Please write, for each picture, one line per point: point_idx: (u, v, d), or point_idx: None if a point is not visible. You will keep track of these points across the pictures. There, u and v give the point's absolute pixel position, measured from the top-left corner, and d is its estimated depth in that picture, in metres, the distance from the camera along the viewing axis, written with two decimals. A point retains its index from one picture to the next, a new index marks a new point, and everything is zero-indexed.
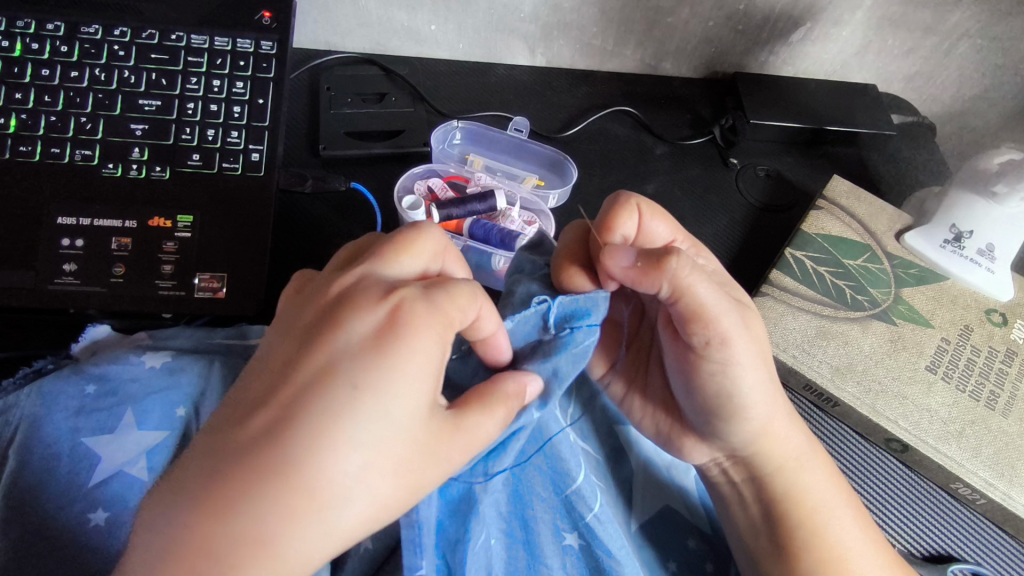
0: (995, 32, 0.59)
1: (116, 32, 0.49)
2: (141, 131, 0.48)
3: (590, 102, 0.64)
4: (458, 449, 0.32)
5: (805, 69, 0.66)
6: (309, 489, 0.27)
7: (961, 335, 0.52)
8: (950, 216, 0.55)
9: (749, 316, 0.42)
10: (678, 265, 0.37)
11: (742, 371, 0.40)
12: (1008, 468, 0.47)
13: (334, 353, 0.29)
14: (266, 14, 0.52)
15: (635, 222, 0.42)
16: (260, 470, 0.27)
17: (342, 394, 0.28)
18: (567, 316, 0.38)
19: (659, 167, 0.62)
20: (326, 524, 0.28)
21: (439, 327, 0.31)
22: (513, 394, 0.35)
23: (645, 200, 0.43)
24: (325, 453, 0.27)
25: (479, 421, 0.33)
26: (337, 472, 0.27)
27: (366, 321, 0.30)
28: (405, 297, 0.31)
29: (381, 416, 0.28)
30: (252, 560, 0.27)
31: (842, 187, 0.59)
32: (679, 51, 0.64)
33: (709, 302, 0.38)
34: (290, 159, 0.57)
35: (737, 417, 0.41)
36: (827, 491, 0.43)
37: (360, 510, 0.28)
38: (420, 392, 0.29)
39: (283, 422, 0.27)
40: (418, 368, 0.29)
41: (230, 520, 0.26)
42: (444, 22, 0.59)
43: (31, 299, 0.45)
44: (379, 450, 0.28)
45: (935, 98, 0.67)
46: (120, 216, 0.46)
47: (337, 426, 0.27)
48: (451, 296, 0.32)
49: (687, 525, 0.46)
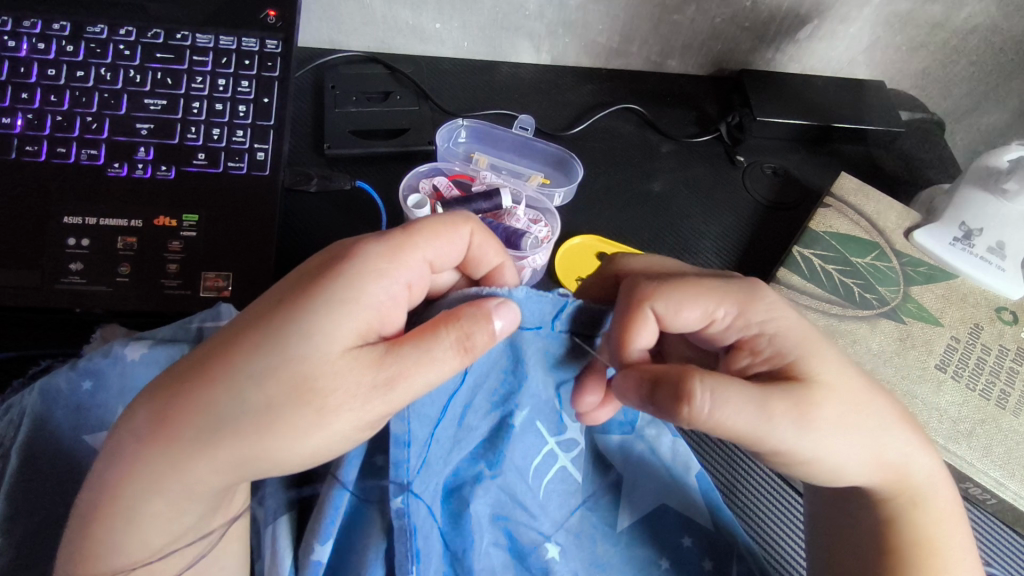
0: (1002, 29, 0.59)
1: (122, 32, 0.49)
2: (147, 130, 0.48)
3: (594, 99, 0.64)
4: (382, 378, 0.33)
5: (813, 65, 0.65)
6: (211, 381, 0.32)
7: (971, 333, 0.52)
8: (959, 214, 0.55)
9: (804, 398, 0.36)
10: (700, 405, 0.35)
11: (823, 454, 0.37)
12: (1019, 468, 0.47)
13: (295, 276, 0.36)
14: (272, 13, 0.51)
15: (649, 326, 0.40)
16: (193, 358, 0.33)
17: (275, 303, 0.34)
18: (568, 323, 0.40)
19: (665, 165, 0.61)
20: (219, 421, 0.31)
21: (375, 261, 0.35)
22: (465, 316, 0.34)
23: (655, 301, 0.40)
24: (236, 351, 0.32)
25: (413, 351, 0.33)
26: (235, 370, 0.32)
27: (318, 260, 0.36)
28: (357, 239, 0.37)
29: (289, 326, 0.32)
30: (157, 432, 0.32)
31: (850, 184, 0.58)
32: (685, 48, 0.63)
33: (749, 428, 0.36)
34: (293, 158, 0.56)
35: (841, 478, 0.39)
36: (953, 508, 0.41)
37: (254, 416, 0.31)
38: (336, 316, 0.33)
39: (229, 323, 0.34)
40: (339, 294, 0.33)
41: (155, 397, 0.32)
42: (449, 20, 0.59)
43: (38, 298, 0.45)
44: (278, 359, 0.32)
45: (944, 96, 0.66)
46: (126, 216, 0.46)
47: (254, 329, 0.32)
48: (411, 235, 0.37)
49: (686, 523, 0.45)
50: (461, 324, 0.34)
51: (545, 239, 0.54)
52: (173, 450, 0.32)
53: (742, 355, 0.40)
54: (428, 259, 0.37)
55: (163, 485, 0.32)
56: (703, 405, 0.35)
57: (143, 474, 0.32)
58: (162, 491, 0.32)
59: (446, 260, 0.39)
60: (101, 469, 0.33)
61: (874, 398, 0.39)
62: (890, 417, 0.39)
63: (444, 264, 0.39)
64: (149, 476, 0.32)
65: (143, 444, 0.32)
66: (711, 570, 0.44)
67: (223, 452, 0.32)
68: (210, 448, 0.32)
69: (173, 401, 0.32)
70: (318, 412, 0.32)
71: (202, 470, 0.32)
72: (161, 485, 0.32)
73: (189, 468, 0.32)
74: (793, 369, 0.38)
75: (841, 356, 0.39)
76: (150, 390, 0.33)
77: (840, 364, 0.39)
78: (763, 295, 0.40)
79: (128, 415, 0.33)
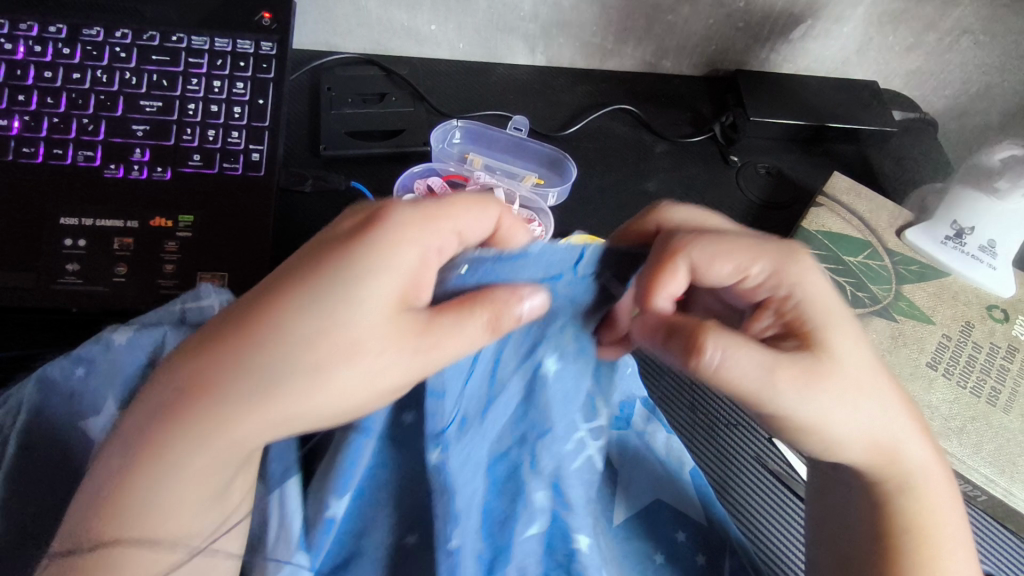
0: (994, 28, 0.59)
1: (118, 34, 0.49)
2: (143, 131, 0.48)
3: (589, 100, 0.64)
4: (424, 347, 0.33)
5: (807, 65, 0.65)
6: (259, 345, 0.33)
7: (962, 331, 0.52)
8: (951, 212, 0.55)
9: (812, 365, 0.37)
10: (709, 358, 0.36)
11: (824, 423, 0.38)
12: (1008, 464, 0.47)
13: (325, 238, 0.36)
14: (266, 14, 0.52)
15: (680, 278, 0.39)
16: (232, 322, 0.33)
17: (313, 266, 0.34)
18: (591, 266, 0.36)
19: (659, 165, 0.62)
20: (266, 384, 0.33)
21: (412, 227, 0.34)
22: (503, 298, 0.33)
23: (690, 251, 0.39)
24: (281, 317, 0.33)
25: (453, 321, 0.33)
26: (284, 334, 0.33)
27: (351, 221, 0.36)
28: (391, 203, 0.36)
29: (335, 292, 0.33)
30: (201, 396, 0.33)
31: (842, 183, 0.58)
32: (679, 48, 0.64)
33: (756, 387, 0.37)
34: (289, 158, 0.57)
35: (835, 450, 0.39)
36: (944, 499, 0.41)
37: (300, 380, 0.33)
38: (378, 282, 0.33)
39: (265, 286, 0.34)
40: (379, 261, 0.33)
41: (196, 360, 0.33)
42: (444, 21, 0.60)
43: (34, 298, 0.45)
44: (324, 324, 0.33)
45: (937, 96, 0.67)
46: (122, 217, 0.47)
47: (297, 295, 0.33)
48: (447, 204, 0.36)
49: (677, 517, 0.45)
50: (497, 302, 0.33)
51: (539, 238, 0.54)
52: (218, 412, 0.33)
53: (766, 314, 0.40)
54: (462, 233, 0.36)
55: (209, 444, 0.33)
56: (715, 360, 0.36)
57: (184, 434, 0.33)
58: (203, 452, 0.33)
59: (476, 236, 0.37)
60: (133, 423, 0.34)
61: (881, 382, 0.39)
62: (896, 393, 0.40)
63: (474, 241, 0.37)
64: (189, 437, 0.33)
65: (184, 407, 0.33)
66: (702, 566, 0.44)
67: (276, 410, 0.33)
68: (257, 409, 0.33)
69: (216, 365, 0.33)
70: (363, 374, 0.33)
71: (246, 429, 0.33)
72: (201, 446, 0.33)
73: (235, 430, 0.33)
74: (808, 336, 0.38)
75: (857, 334, 0.39)
76: (189, 351, 0.34)
77: (855, 341, 0.39)
78: (800, 259, 0.40)
79: (169, 374, 0.34)
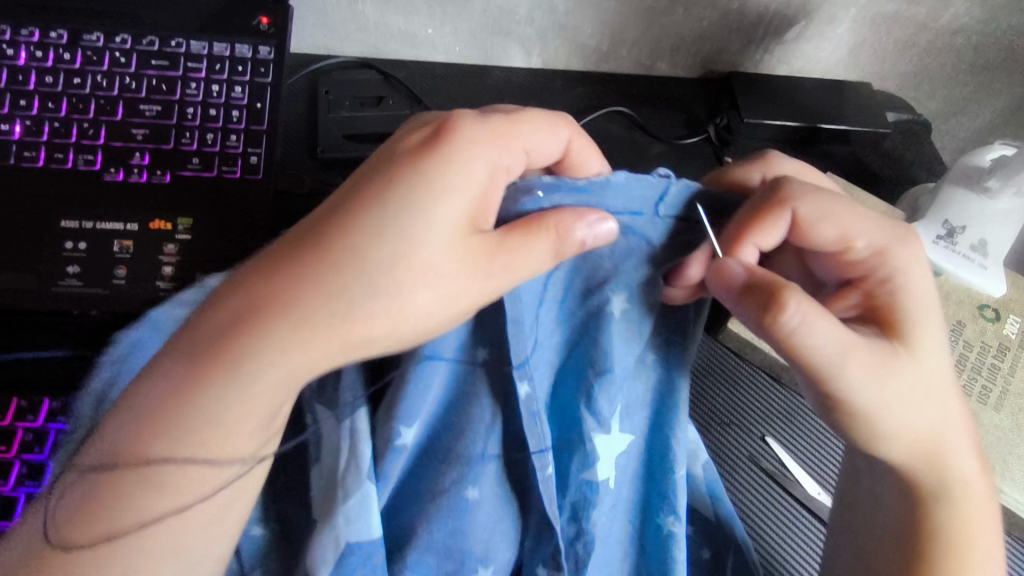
0: (987, 29, 0.60)
1: (118, 39, 0.50)
2: (142, 135, 0.49)
3: (585, 102, 0.65)
4: (497, 267, 0.33)
5: (801, 67, 0.66)
6: (333, 262, 0.33)
7: (953, 330, 0.53)
8: (943, 211, 0.54)
9: (881, 353, 0.38)
10: (788, 317, 0.35)
11: (880, 412, 0.38)
12: (997, 460, 0.49)
13: (390, 150, 0.36)
14: (264, 19, 0.52)
15: (778, 229, 0.40)
16: (304, 240, 0.34)
17: (385, 179, 0.34)
18: (672, 208, 0.38)
19: (654, 167, 0.62)
20: (340, 301, 0.33)
21: (483, 145, 0.35)
22: (571, 220, 0.34)
23: (794, 208, 0.40)
24: (354, 234, 0.33)
25: (524, 241, 0.34)
26: (357, 253, 0.33)
27: (416, 138, 0.36)
28: (460, 117, 0.37)
29: (408, 209, 0.34)
30: (276, 310, 0.33)
31: (835, 185, 0.59)
32: (674, 51, 0.64)
33: (827, 356, 0.36)
34: (288, 161, 0.58)
35: (885, 444, 0.40)
36: (982, 510, 0.41)
37: (372, 298, 0.34)
38: (451, 200, 0.34)
39: (334, 204, 0.35)
40: (452, 179, 0.34)
41: (267, 276, 0.34)
42: (441, 25, 0.60)
43: (36, 301, 0.46)
44: (397, 245, 0.33)
45: (930, 97, 0.67)
46: (122, 220, 0.47)
47: (370, 213, 0.34)
48: (518, 123, 0.37)
49: (689, 511, 0.47)
50: (561, 223, 0.34)
51: None
52: (291, 328, 0.33)
53: (854, 294, 0.41)
54: (526, 151, 0.38)
55: (282, 357, 0.33)
56: (793, 319, 0.35)
57: (257, 352, 0.33)
58: (275, 367, 0.34)
59: (543, 156, 0.39)
60: (196, 335, 0.34)
61: (949, 387, 0.40)
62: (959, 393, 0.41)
63: (538, 161, 0.39)
64: (262, 350, 0.33)
65: (258, 320, 0.33)
66: (707, 559, 0.46)
67: (348, 330, 0.34)
68: (332, 327, 0.34)
69: (288, 280, 0.33)
70: (434, 293, 0.34)
71: (318, 347, 0.34)
72: (274, 362, 0.34)
73: (308, 348, 0.34)
74: (892, 325, 0.39)
75: (943, 340, 0.40)
76: (259, 268, 0.34)
77: (938, 343, 0.40)
78: (908, 248, 0.41)
79: (239, 287, 0.34)
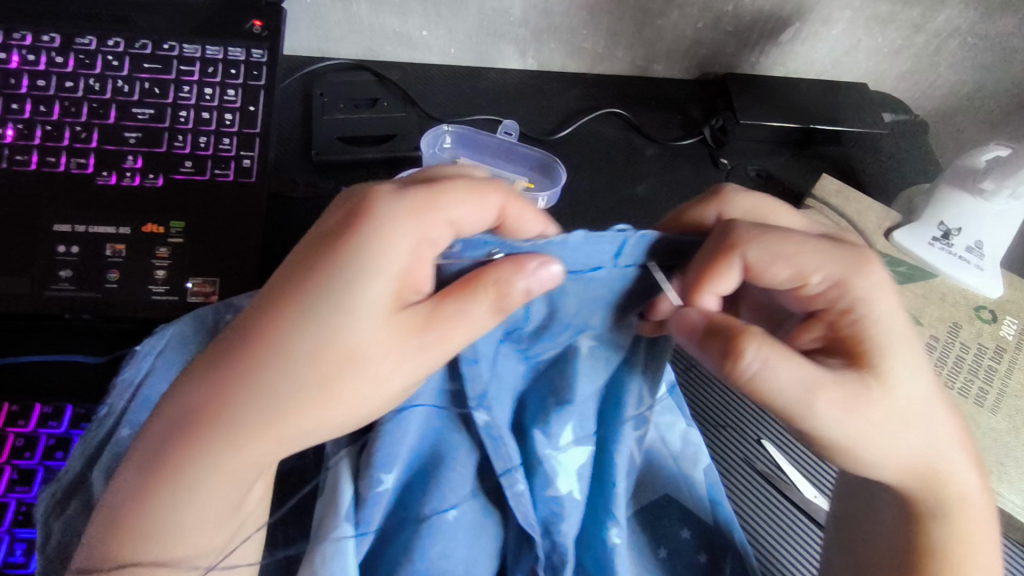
0: (983, 30, 0.60)
1: (111, 43, 0.50)
2: (135, 139, 0.49)
3: (580, 104, 0.64)
4: (433, 341, 0.34)
5: (796, 69, 0.66)
6: (262, 362, 0.33)
7: (950, 331, 0.53)
8: (938, 213, 0.55)
9: (854, 383, 0.37)
10: (746, 364, 0.36)
11: (862, 444, 0.38)
12: (997, 465, 0.48)
13: (309, 238, 0.36)
14: (257, 23, 0.52)
15: (734, 275, 0.38)
16: (231, 343, 0.34)
17: (307, 271, 0.34)
18: (632, 258, 0.36)
19: (649, 168, 0.62)
20: (273, 398, 0.33)
21: (402, 224, 0.34)
22: (508, 283, 0.33)
23: (747, 250, 0.38)
24: (279, 331, 0.33)
25: (460, 311, 0.34)
26: (285, 349, 0.33)
27: (332, 224, 0.35)
28: (376, 194, 0.35)
29: (329, 298, 0.33)
30: (212, 419, 0.33)
31: (830, 186, 0.59)
32: (669, 52, 0.64)
33: (794, 396, 0.37)
34: (281, 165, 0.58)
35: (870, 472, 0.40)
36: (981, 525, 0.41)
37: (306, 392, 0.33)
38: (375, 285, 0.33)
39: (258, 302, 0.34)
40: (373, 264, 0.33)
41: (198, 388, 0.33)
42: (435, 27, 0.60)
43: (28, 304, 0.46)
44: (323, 337, 0.33)
45: (927, 97, 0.67)
46: (114, 223, 0.47)
47: (293, 307, 0.33)
48: (435, 193, 0.35)
49: (685, 514, 0.46)
50: (499, 281, 0.33)
51: None
52: (230, 430, 0.33)
53: (817, 326, 0.40)
54: (451, 221, 0.35)
55: (226, 459, 0.34)
56: (752, 366, 0.36)
57: (202, 455, 0.33)
58: (222, 469, 0.34)
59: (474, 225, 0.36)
60: (154, 436, 0.34)
61: (936, 407, 0.39)
62: (946, 409, 0.40)
63: (469, 232, 0.36)
64: (207, 456, 0.33)
65: (196, 429, 0.33)
66: (705, 564, 0.44)
67: (288, 424, 0.34)
68: (273, 424, 0.33)
69: (222, 385, 0.33)
70: (372, 378, 0.34)
71: (262, 445, 0.34)
72: (220, 464, 0.34)
73: (252, 447, 0.34)
74: (862, 356, 0.38)
75: (921, 359, 0.39)
76: (194, 375, 0.34)
77: (915, 365, 0.38)
78: (869, 273, 0.39)
79: (181, 393, 0.34)
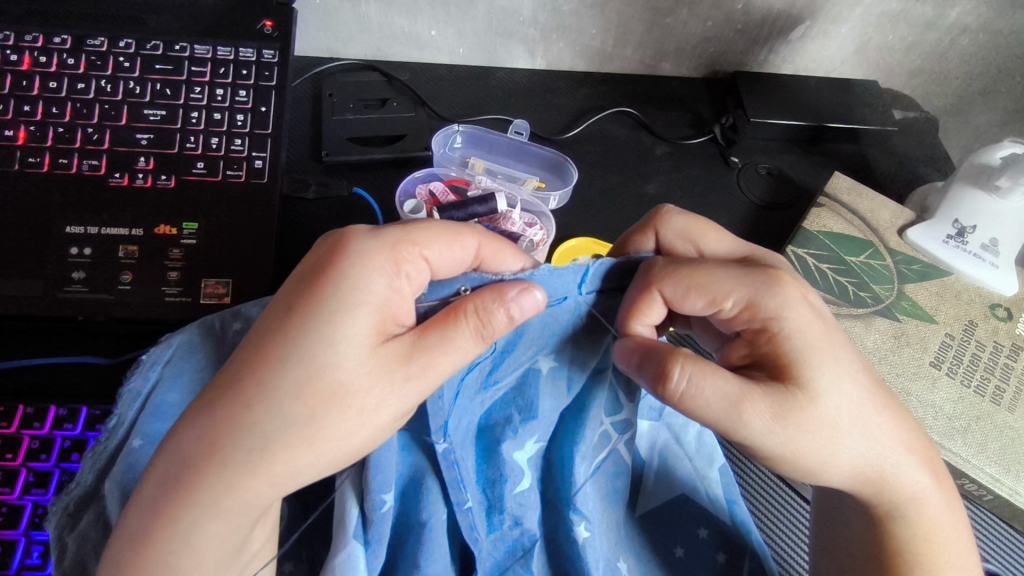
0: (995, 27, 0.59)
1: (121, 44, 0.50)
2: (147, 140, 0.49)
3: (590, 103, 0.64)
4: (418, 369, 0.34)
5: (806, 67, 0.66)
6: (249, 403, 0.33)
7: (965, 330, 0.52)
8: (953, 211, 0.55)
9: (782, 397, 0.36)
10: (674, 386, 0.36)
11: (800, 455, 0.37)
12: (1014, 463, 0.47)
13: (292, 281, 0.36)
14: (268, 23, 0.52)
15: (658, 309, 0.39)
16: (221, 385, 0.34)
17: (290, 309, 0.34)
18: (596, 283, 0.39)
19: (659, 167, 0.62)
20: (262, 437, 0.33)
21: (379, 259, 0.35)
22: (484, 308, 0.35)
23: (664, 285, 0.38)
24: (265, 370, 0.33)
25: (441, 340, 0.35)
26: (271, 387, 0.33)
27: (310, 265, 0.36)
28: (353, 233, 0.36)
29: (311, 334, 0.33)
30: (207, 464, 0.33)
31: (843, 183, 0.58)
32: (679, 51, 0.64)
33: (722, 411, 0.36)
34: (292, 166, 0.57)
35: (819, 477, 0.38)
36: (954, 526, 0.40)
37: (292, 428, 0.33)
38: (356, 318, 0.33)
39: (245, 342, 0.34)
40: (353, 298, 0.34)
41: (190, 431, 0.33)
42: (444, 26, 0.60)
43: (41, 306, 0.45)
44: (307, 372, 0.33)
45: (940, 94, 0.67)
46: (127, 225, 0.47)
47: (278, 345, 0.33)
48: (409, 232, 0.36)
49: (700, 514, 0.45)
50: (480, 307, 0.35)
51: (539, 242, 0.55)
52: (225, 472, 0.33)
53: (741, 345, 0.40)
54: (425, 258, 0.36)
55: (220, 505, 0.33)
56: (679, 386, 0.36)
57: (200, 495, 0.33)
58: (217, 515, 0.33)
59: (451, 267, 0.37)
60: (158, 479, 0.33)
61: (874, 411, 0.37)
62: (891, 411, 0.38)
63: (443, 273, 0.37)
64: (206, 493, 0.33)
65: (190, 472, 0.33)
66: (724, 563, 0.44)
67: (277, 464, 0.33)
68: (269, 465, 0.33)
69: (213, 428, 0.33)
70: (360, 412, 0.34)
71: (259, 486, 0.33)
72: (212, 509, 0.33)
73: (245, 487, 0.33)
74: (786, 370, 0.37)
75: (846, 364, 0.37)
76: (193, 415, 0.34)
77: (840, 372, 0.37)
78: (781, 290, 0.38)
79: (182, 433, 0.33)
